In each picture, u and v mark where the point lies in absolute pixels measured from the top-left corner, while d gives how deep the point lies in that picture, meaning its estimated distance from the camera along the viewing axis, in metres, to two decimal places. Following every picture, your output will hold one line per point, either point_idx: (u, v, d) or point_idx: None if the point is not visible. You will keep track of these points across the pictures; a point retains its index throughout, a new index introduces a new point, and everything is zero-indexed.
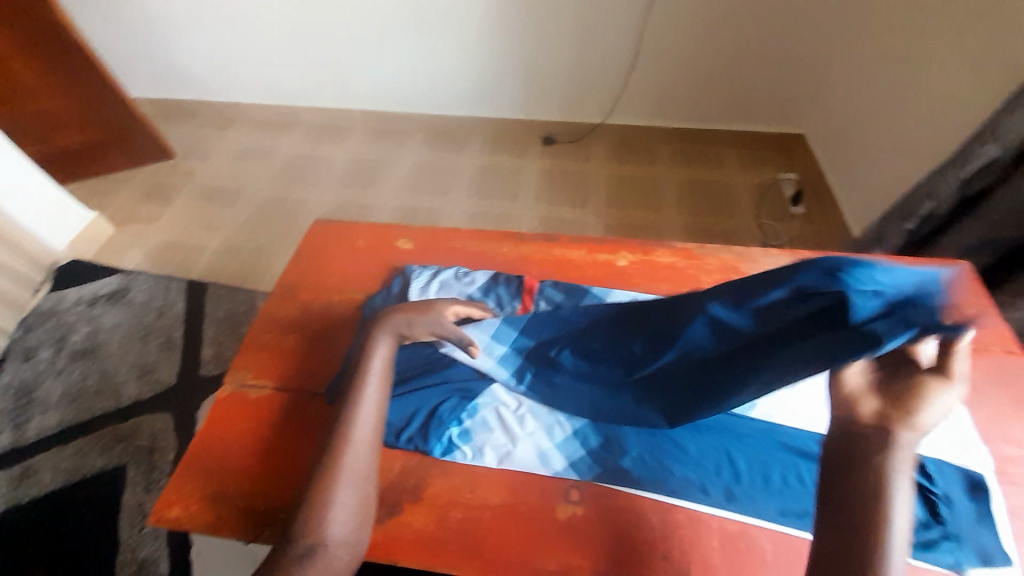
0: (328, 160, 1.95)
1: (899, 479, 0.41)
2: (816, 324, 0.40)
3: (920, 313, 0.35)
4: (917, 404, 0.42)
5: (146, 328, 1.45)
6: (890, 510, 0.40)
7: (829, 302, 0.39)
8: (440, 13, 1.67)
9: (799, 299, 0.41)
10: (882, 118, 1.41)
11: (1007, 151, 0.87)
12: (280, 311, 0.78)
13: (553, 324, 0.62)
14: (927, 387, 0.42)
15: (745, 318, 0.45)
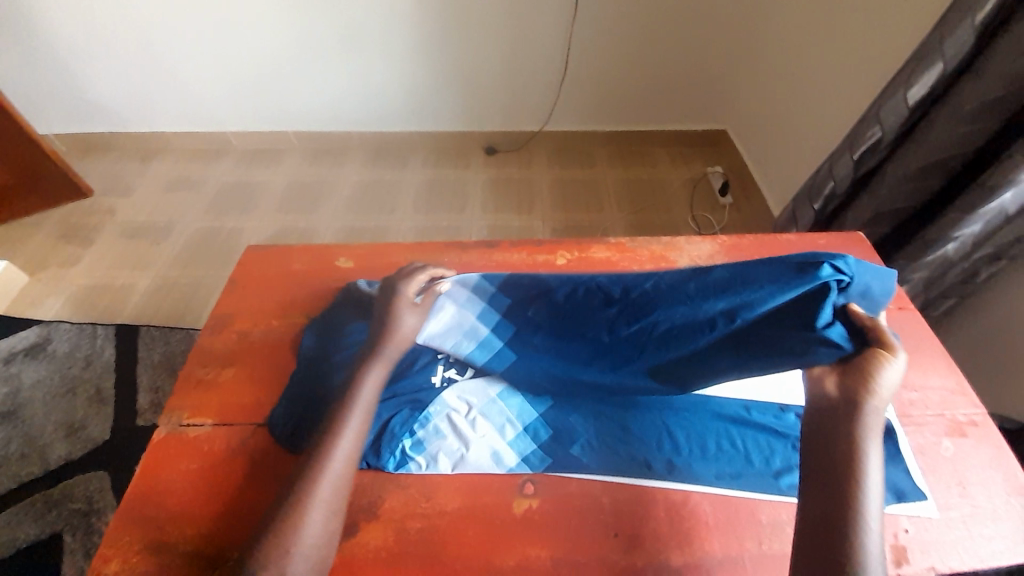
0: (265, 185, 1.89)
1: (871, 443, 0.49)
2: (783, 316, 0.53)
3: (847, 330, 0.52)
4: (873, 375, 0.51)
5: (73, 381, 1.34)
6: (865, 468, 0.47)
7: (809, 302, 0.52)
8: (369, 30, 1.68)
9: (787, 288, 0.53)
10: (789, 110, 1.55)
11: (889, 132, 0.97)
12: (216, 344, 0.75)
13: (525, 288, 0.70)
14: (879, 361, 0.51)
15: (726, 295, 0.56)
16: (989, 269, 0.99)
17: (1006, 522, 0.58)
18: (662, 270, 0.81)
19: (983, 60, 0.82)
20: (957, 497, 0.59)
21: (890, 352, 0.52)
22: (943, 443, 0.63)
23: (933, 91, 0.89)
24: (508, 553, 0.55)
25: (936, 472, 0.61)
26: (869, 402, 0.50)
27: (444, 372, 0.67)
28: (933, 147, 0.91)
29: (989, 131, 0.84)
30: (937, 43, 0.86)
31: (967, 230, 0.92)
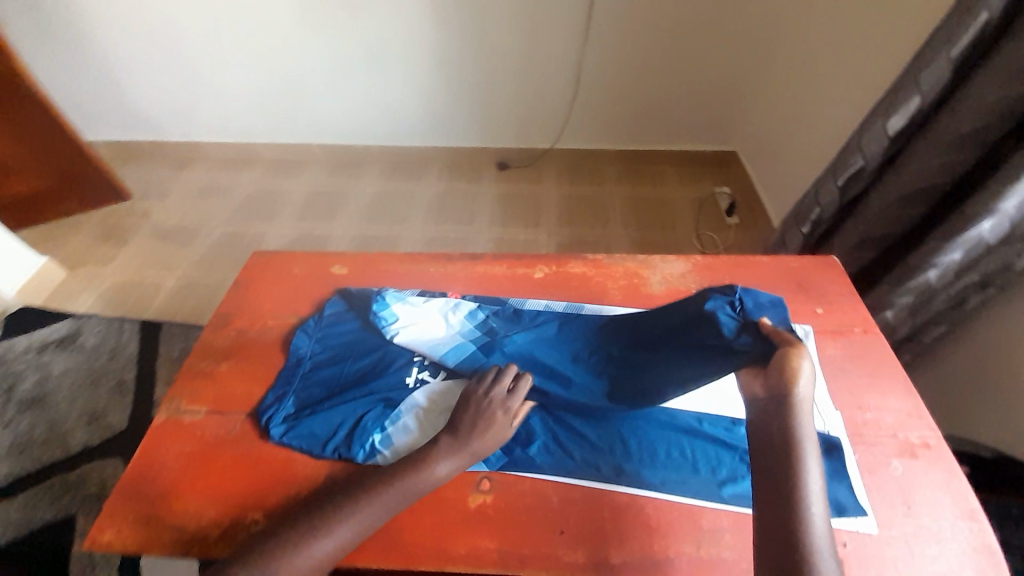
0: (288, 194, 2.01)
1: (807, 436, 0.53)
2: (697, 338, 0.66)
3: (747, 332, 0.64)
4: (792, 370, 0.57)
5: (98, 372, 1.45)
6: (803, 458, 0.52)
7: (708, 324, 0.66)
8: (391, 52, 1.79)
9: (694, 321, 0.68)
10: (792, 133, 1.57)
11: (872, 161, 0.98)
12: (217, 340, 0.82)
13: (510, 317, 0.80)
14: (789, 355, 0.59)
15: (653, 336, 0.72)
16: (979, 297, 0.97)
17: (949, 542, 0.59)
18: (633, 286, 0.85)
19: (958, 94, 0.83)
20: (901, 516, 0.61)
21: (794, 342, 0.60)
22: (892, 463, 0.65)
23: (913, 121, 0.91)
24: (459, 544, 0.59)
25: (882, 490, 0.63)
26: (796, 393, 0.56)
27: (418, 374, 0.74)
28: (912, 175, 0.92)
29: (966, 162, 0.85)
30: (914, 75, 0.87)
31: (948, 257, 0.91)
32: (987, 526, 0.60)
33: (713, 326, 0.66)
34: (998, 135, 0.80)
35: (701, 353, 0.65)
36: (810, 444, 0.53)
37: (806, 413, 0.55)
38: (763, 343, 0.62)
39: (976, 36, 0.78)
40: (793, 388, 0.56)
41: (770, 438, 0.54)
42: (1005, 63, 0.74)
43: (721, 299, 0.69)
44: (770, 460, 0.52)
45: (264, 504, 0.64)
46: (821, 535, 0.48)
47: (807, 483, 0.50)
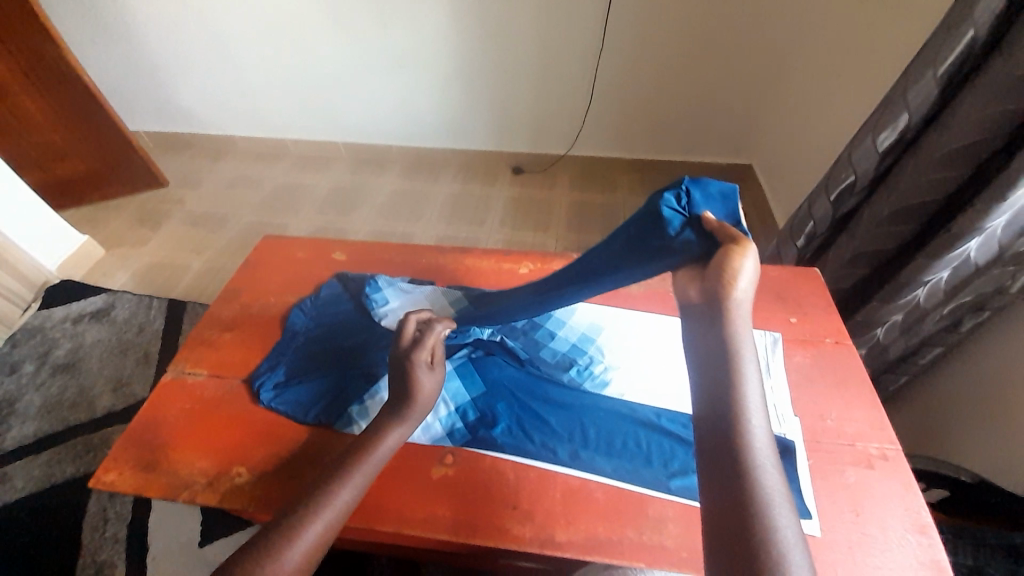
0: (312, 188, 2.11)
1: (745, 348, 0.44)
2: (640, 238, 0.57)
3: (693, 228, 0.53)
4: (731, 272, 0.46)
5: (127, 344, 1.56)
6: (742, 379, 0.43)
7: (651, 222, 0.55)
8: (415, 57, 1.87)
9: (638, 219, 0.58)
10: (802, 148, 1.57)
11: (863, 176, 0.99)
12: (223, 312, 0.89)
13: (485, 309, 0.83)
14: (730, 258, 0.47)
15: (605, 241, 0.64)
16: (973, 318, 0.92)
17: (895, 553, 0.59)
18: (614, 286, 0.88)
19: (945, 112, 0.83)
20: (848, 522, 0.62)
21: (740, 241, 0.48)
22: (845, 472, 0.66)
23: (902, 138, 0.92)
24: (418, 510, 0.63)
25: (832, 496, 0.64)
26: (731, 296, 0.45)
27: None
28: (903, 190, 0.91)
29: (955, 180, 0.84)
30: (903, 93, 0.89)
31: (937, 275, 0.89)
32: (937, 542, 0.60)
33: (655, 227, 0.55)
34: (986, 153, 0.80)
35: (643, 253, 0.57)
36: (749, 357, 0.44)
37: (744, 332, 0.45)
38: (708, 241, 0.51)
39: (960, 57, 0.79)
40: (729, 291, 0.46)
41: (706, 357, 0.45)
42: (987, 83, 0.75)
43: (667, 192, 0.56)
44: (711, 419, 0.43)
45: (247, 461, 0.70)
46: (778, 500, 0.39)
47: (752, 439, 0.41)
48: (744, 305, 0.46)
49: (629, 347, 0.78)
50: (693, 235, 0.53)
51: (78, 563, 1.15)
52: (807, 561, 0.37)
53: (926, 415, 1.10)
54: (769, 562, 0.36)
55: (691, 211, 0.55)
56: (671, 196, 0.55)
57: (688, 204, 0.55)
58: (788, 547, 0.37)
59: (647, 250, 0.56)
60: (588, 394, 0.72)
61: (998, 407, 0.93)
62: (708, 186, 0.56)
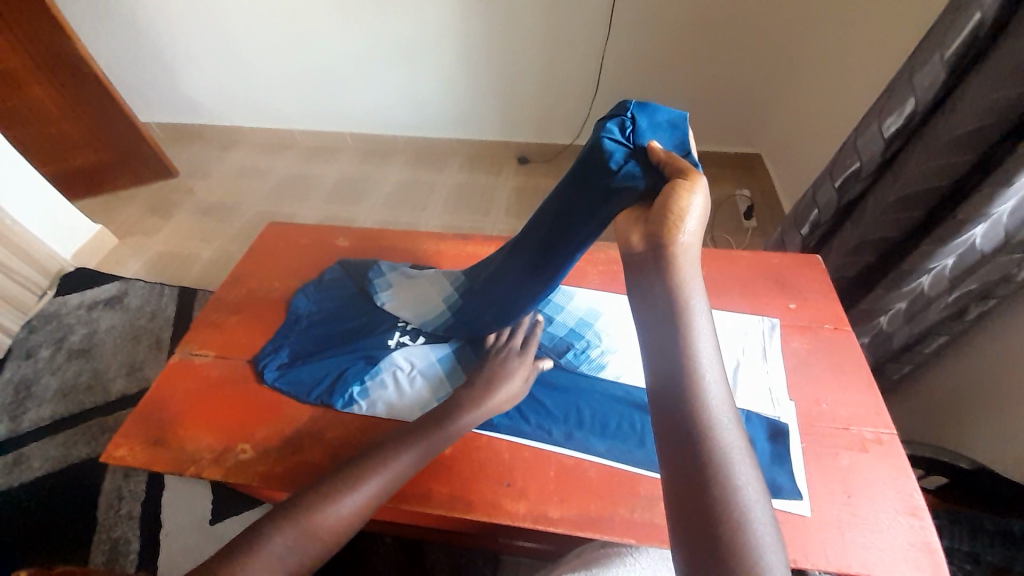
0: (319, 178, 2.13)
1: (695, 302, 0.44)
2: (588, 178, 0.58)
3: (639, 159, 0.55)
4: (677, 216, 0.46)
5: (139, 330, 1.60)
6: (694, 335, 0.43)
7: (597, 160, 0.57)
8: (419, 47, 1.87)
9: (585, 160, 0.59)
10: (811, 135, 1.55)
11: (868, 163, 0.98)
12: (229, 295, 0.92)
13: None
14: (676, 202, 0.46)
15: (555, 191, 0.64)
16: (979, 307, 0.91)
17: (885, 534, 0.60)
18: (613, 272, 0.88)
19: (953, 96, 0.82)
20: (839, 504, 0.62)
21: (684, 171, 0.49)
22: (839, 456, 0.66)
23: (908, 123, 0.90)
24: (416, 486, 0.65)
25: (824, 477, 0.64)
26: (676, 242, 0.45)
27: (399, 337, 0.81)
28: (908, 177, 0.90)
29: (962, 166, 0.83)
30: (909, 78, 0.88)
31: (941, 262, 0.88)
32: (929, 525, 0.60)
33: (601, 164, 0.56)
34: (994, 137, 0.78)
35: (590, 195, 0.57)
36: (700, 312, 0.44)
37: (693, 285, 0.45)
38: (652, 175, 0.53)
39: (968, 39, 0.77)
40: (674, 240, 0.45)
41: (657, 316, 0.44)
42: (996, 66, 0.73)
43: (610, 128, 0.58)
44: (667, 384, 0.43)
45: (251, 438, 0.73)
46: (738, 454, 0.41)
47: (707, 396, 0.42)
48: (692, 253, 0.46)
49: (627, 332, 0.78)
50: (639, 165, 0.54)
51: (94, 541, 1.19)
52: (766, 506, 0.40)
53: (928, 405, 1.10)
54: (736, 517, 0.39)
55: (635, 144, 0.57)
56: (616, 130, 0.58)
57: (632, 135, 0.58)
58: (751, 499, 0.40)
59: (594, 189, 0.57)
60: (585, 377, 0.73)
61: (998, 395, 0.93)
62: (656, 116, 0.59)
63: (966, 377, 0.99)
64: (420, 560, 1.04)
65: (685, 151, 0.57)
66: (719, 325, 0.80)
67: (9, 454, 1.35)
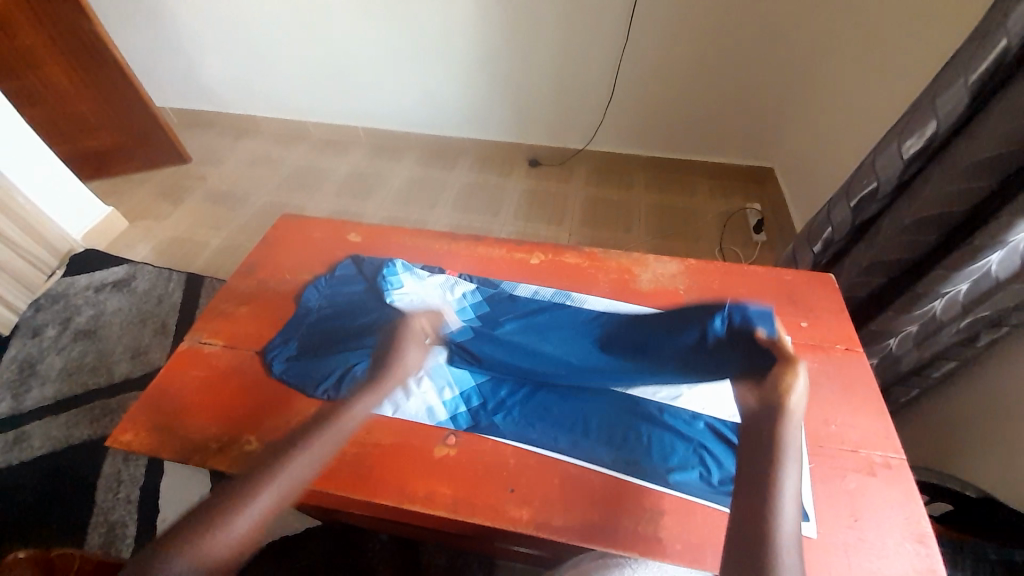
0: (330, 171, 2.13)
1: (792, 434, 0.62)
2: (698, 348, 0.74)
3: (744, 337, 0.73)
4: (786, 388, 0.67)
5: (145, 314, 1.61)
6: (788, 452, 0.60)
7: (707, 338, 0.75)
8: (436, 45, 1.87)
9: (693, 335, 0.76)
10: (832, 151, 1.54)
11: (886, 184, 0.97)
12: (239, 286, 0.92)
13: (506, 304, 0.85)
14: (786, 375, 0.68)
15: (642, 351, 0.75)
16: (991, 334, 0.90)
17: (890, 559, 0.59)
18: (623, 281, 0.88)
19: (975, 122, 0.81)
20: (844, 527, 0.62)
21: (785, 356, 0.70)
22: (847, 478, 0.66)
23: (928, 146, 0.89)
24: (419, 486, 0.65)
25: (831, 500, 0.64)
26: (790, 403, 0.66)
27: (408, 335, 0.81)
28: (924, 201, 0.90)
29: (981, 191, 0.82)
30: (932, 102, 0.87)
31: (956, 288, 0.87)
32: (935, 552, 0.60)
33: (707, 342, 0.74)
34: (1016, 164, 0.77)
35: (699, 363, 0.72)
36: (794, 443, 0.61)
37: (794, 431, 0.63)
38: (759, 353, 0.71)
39: (995, 64, 0.77)
40: (786, 401, 0.66)
41: (762, 439, 0.62)
42: (1021, 93, 0.73)
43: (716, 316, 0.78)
44: (753, 470, 0.59)
45: (257, 429, 0.73)
46: (790, 534, 0.52)
47: (781, 486, 0.56)
48: (800, 412, 0.65)
49: (636, 339, 0.78)
50: (743, 344, 0.72)
51: (90, 523, 1.19)
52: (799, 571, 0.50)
53: (931, 429, 1.09)
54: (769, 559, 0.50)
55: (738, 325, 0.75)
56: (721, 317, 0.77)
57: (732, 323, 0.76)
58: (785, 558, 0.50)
59: (705, 359, 0.72)
60: (595, 388, 0.73)
61: (1007, 425, 0.92)
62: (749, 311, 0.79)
63: (974, 404, 0.99)
64: (416, 558, 1.05)
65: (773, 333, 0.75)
66: None
67: (11, 432, 1.36)
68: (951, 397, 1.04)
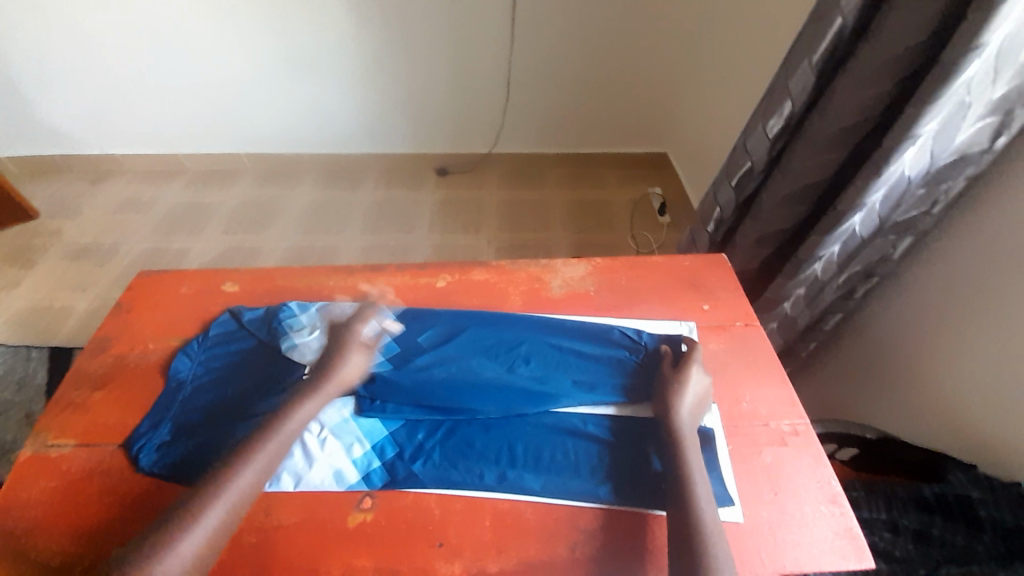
0: (217, 206, 1.91)
1: (687, 436, 0.64)
2: (611, 367, 0.74)
3: (650, 352, 0.75)
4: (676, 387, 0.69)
5: (3, 405, 1.34)
6: (687, 456, 0.62)
7: (616, 355, 0.75)
8: (318, 58, 1.75)
9: (605, 353, 0.75)
10: (714, 131, 1.64)
11: (759, 162, 1.03)
12: (92, 367, 0.77)
13: (412, 336, 0.78)
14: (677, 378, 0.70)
15: (554, 374, 0.73)
16: (864, 286, 1.00)
17: (813, 527, 0.62)
18: (534, 291, 0.86)
19: (824, 97, 0.88)
20: (767, 503, 0.64)
21: (687, 360, 0.72)
22: (763, 453, 0.68)
23: (789, 123, 0.95)
24: (336, 563, 0.59)
25: (752, 479, 0.66)
26: (679, 401, 0.67)
27: (305, 392, 0.71)
28: (795, 175, 0.96)
29: (837, 160, 0.90)
30: (783, 82, 0.93)
31: (829, 250, 0.93)
32: (848, 511, 0.63)
33: (619, 361, 0.74)
34: (860, 132, 0.85)
35: (609, 386, 0.72)
36: (689, 442, 0.63)
37: (685, 428, 0.65)
38: (655, 362, 0.74)
39: (833, 43, 0.83)
40: (676, 399, 0.67)
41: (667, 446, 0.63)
42: (858, 68, 0.80)
43: (622, 332, 0.78)
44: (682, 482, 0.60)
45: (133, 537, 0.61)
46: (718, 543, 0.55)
47: (697, 499, 0.58)
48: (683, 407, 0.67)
49: (553, 354, 0.75)
50: (652, 358, 0.74)
51: None
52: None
53: (832, 379, 1.18)
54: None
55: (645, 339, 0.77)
56: (627, 333, 0.78)
57: (637, 337, 0.77)
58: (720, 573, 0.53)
59: (619, 378, 0.72)
60: (517, 414, 0.69)
61: (891, 365, 1.02)
62: (648, 325, 0.80)
63: (863, 351, 1.08)
64: None
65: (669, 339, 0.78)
66: (644, 332, 0.79)
67: None
68: (843, 347, 1.14)
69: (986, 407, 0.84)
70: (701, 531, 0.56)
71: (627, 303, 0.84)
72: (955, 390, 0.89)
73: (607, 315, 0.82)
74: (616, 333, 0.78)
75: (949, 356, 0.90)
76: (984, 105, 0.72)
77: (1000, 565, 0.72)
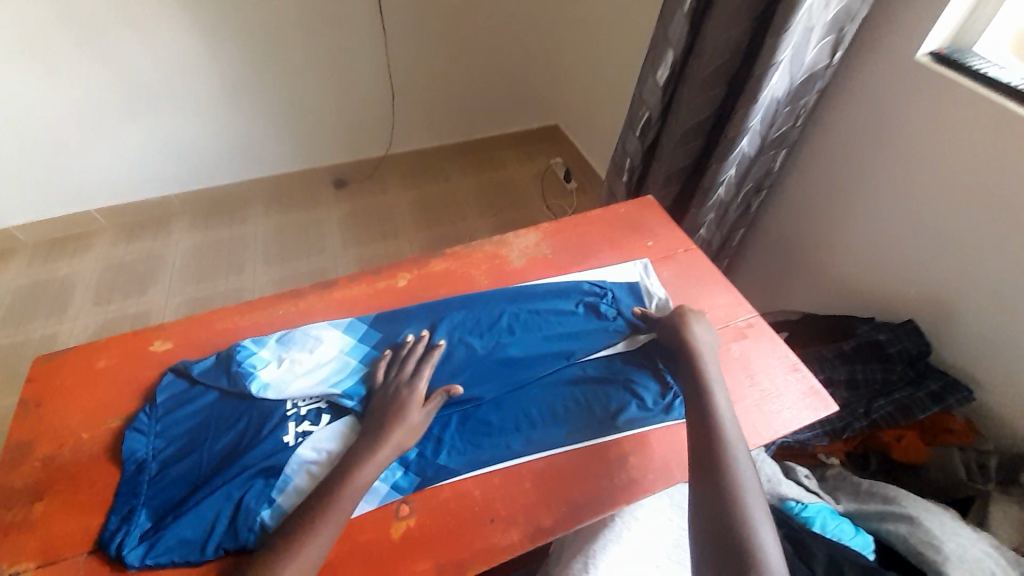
0: (77, 277, 1.62)
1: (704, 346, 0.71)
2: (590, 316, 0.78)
3: (619, 295, 0.81)
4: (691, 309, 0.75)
5: None
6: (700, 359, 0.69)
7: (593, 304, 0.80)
8: (165, 85, 1.54)
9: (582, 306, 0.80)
10: (599, 94, 1.77)
11: (655, 109, 1.13)
12: (17, 481, 0.64)
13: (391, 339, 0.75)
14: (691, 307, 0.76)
15: (543, 336, 0.75)
16: (758, 199, 1.17)
17: (787, 394, 0.74)
18: (496, 267, 0.87)
19: (699, 40, 1.00)
20: (748, 387, 0.74)
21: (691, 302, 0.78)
22: (731, 347, 0.78)
23: (673, 70, 1.07)
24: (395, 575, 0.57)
25: (732, 371, 0.75)
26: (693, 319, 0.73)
27: (297, 427, 0.66)
28: (686, 114, 1.07)
29: (719, 94, 1.03)
30: (663, 32, 1.03)
31: (728, 174, 1.06)
32: (808, 374, 0.75)
33: (597, 309, 0.79)
34: (734, 66, 0.99)
35: (595, 332, 0.76)
36: (706, 351, 0.70)
37: (702, 340, 0.71)
38: (628, 302, 0.81)
39: None
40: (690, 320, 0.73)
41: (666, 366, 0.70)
42: (722, 11, 0.93)
43: (591, 283, 0.83)
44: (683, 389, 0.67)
45: None
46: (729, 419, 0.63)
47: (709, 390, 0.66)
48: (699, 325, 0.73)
49: (533, 319, 0.77)
50: (623, 300, 0.81)
51: None
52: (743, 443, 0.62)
53: (749, 285, 1.37)
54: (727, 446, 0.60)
55: (612, 284, 0.83)
56: (595, 282, 0.83)
57: (605, 284, 0.83)
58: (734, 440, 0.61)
59: (602, 323, 0.77)
60: (523, 380, 0.71)
61: (794, 259, 1.21)
62: (609, 272, 0.87)
63: (769, 253, 1.27)
64: None
65: (632, 281, 0.85)
66: (606, 280, 0.85)
67: None
68: (752, 256, 1.32)
69: (868, 271, 1.04)
70: (716, 417, 0.63)
71: (583, 257, 0.89)
72: (843, 265, 1.09)
73: (570, 271, 0.87)
74: (586, 285, 0.82)
75: (833, 239, 1.10)
76: (823, 26, 0.87)
77: (916, 386, 0.92)
